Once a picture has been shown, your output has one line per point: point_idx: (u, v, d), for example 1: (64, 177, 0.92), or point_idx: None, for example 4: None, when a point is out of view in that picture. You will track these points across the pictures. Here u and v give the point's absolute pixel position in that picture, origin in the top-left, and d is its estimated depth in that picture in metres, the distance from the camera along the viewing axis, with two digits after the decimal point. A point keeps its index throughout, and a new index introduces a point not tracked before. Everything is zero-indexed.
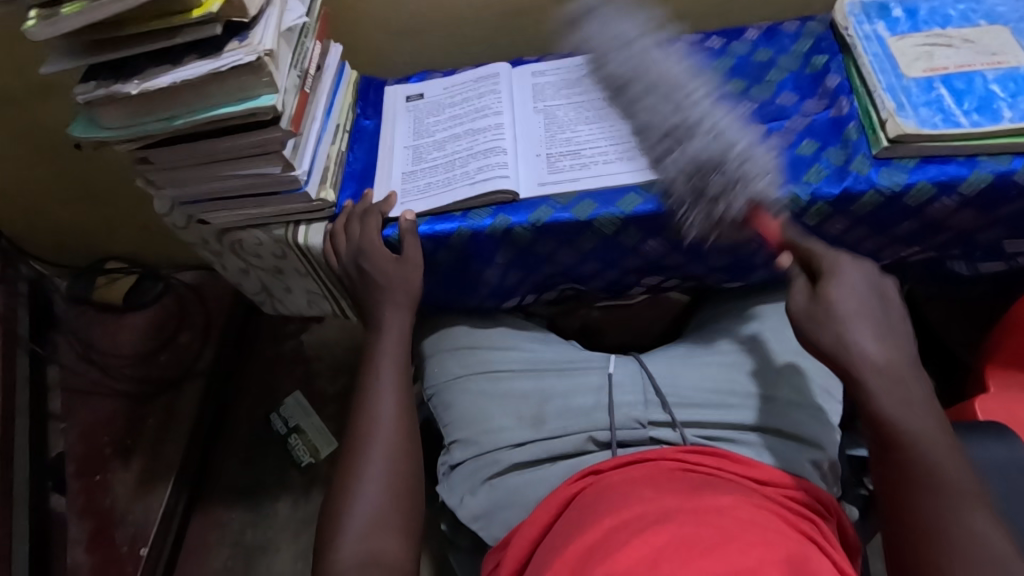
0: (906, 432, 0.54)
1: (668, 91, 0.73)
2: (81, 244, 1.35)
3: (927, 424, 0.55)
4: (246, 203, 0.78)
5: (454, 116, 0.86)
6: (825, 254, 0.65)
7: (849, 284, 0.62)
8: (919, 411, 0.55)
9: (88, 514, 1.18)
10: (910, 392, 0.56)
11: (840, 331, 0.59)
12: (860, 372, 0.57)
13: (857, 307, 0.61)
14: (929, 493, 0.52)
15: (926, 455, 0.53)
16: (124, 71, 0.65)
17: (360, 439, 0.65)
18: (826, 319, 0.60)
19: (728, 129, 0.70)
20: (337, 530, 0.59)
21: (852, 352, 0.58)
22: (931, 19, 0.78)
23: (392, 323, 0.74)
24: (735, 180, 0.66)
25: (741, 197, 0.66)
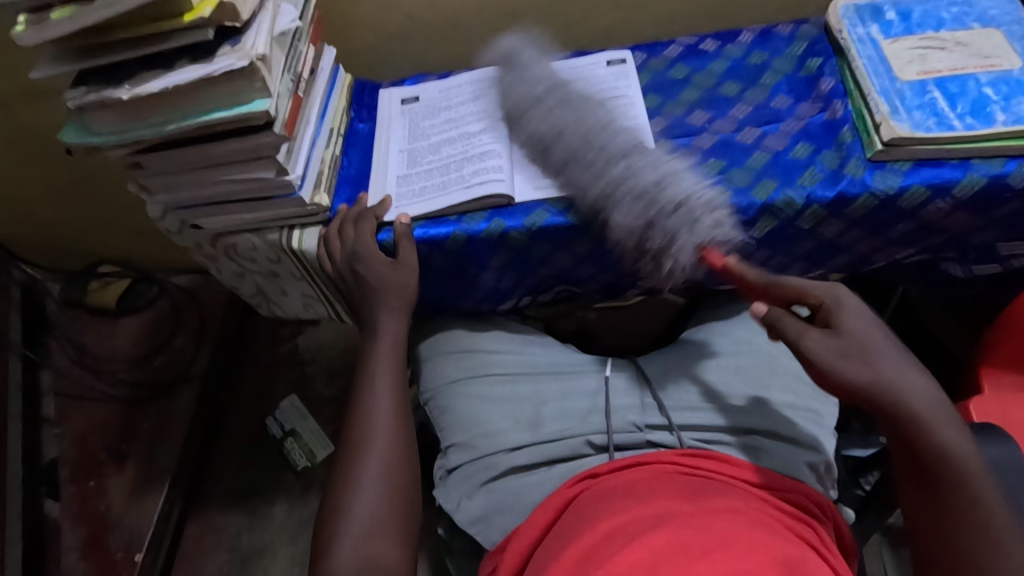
0: (958, 475, 0.52)
1: (591, 136, 0.73)
2: (74, 248, 1.34)
3: (975, 464, 0.53)
4: (240, 208, 0.77)
5: (448, 120, 0.86)
6: (814, 287, 0.63)
7: (857, 321, 0.59)
8: (966, 451, 0.53)
9: (82, 519, 1.17)
10: (956, 431, 0.54)
11: (883, 367, 0.56)
12: (915, 410, 0.54)
13: (883, 345, 0.58)
14: (984, 541, 0.50)
15: (977, 498, 0.51)
16: (115, 76, 0.64)
17: (356, 444, 0.65)
18: (865, 359, 0.57)
19: (651, 176, 0.68)
20: (333, 536, 0.59)
21: (899, 395, 0.55)
22: (924, 22, 0.78)
23: (388, 327, 0.74)
24: (682, 223, 0.66)
25: (681, 252, 0.66)
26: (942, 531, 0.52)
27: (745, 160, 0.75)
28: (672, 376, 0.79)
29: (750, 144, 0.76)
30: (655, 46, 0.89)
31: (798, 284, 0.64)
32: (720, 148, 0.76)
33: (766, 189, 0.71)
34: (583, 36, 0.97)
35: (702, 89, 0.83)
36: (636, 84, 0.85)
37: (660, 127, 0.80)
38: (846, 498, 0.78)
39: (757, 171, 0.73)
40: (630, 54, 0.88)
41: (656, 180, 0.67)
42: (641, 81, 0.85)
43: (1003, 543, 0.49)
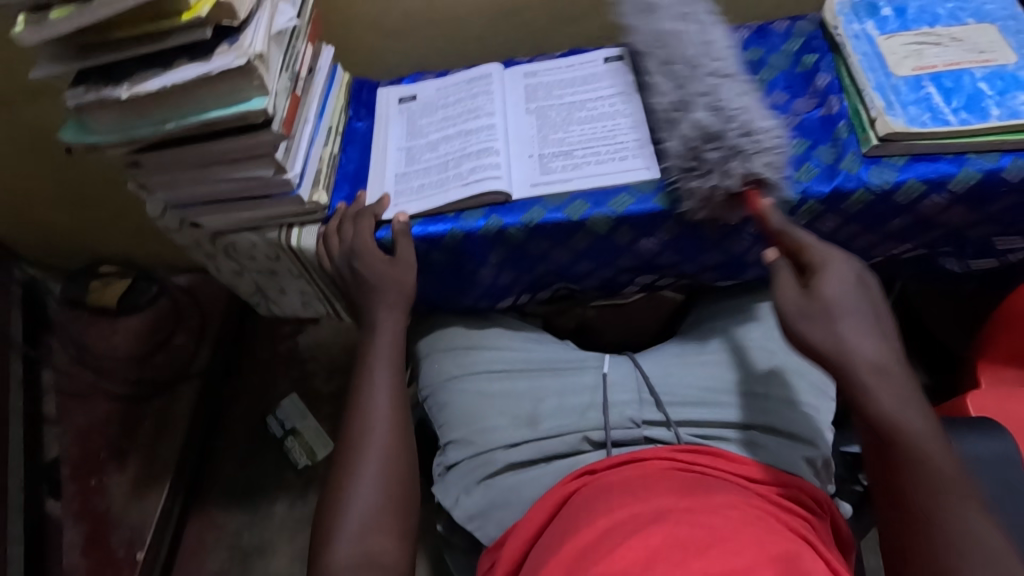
0: (902, 433, 0.54)
1: (688, 63, 0.72)
2: (74, 247, 1.35)
3: (923, 423, 0.54)
4: (239, 206, 0.78)
5: (446, 118, 0.86)
6: (814, 247, 0.63)
7: (837, 284, 0.60)
8: (914, 412, 0.54)
9: (83, 518, 1.17)
10: (903, 391, 0.55)
11: (837, 330, 0.58)
12: (859, 373, 0.56)
13: (844, 306, 0.59)
14: (925, 494, 0.51)
15: (920, 455, 0.53)
16: (114, 75, 0.64)
17: (353, 442, 0.65)
18: (819, 320, 0.59)
19: (734, 100, 0.69)
20: (331, 534, 0.59)
21: (847, 354, 0.57)
22: (920, 17, 0.78)
23: (386, 325, 0.74)
24: (731, 154, 0.66)
25: (740, 170, 0.65)
26: (888, 486, 0.54)
27: None
28: (669, 370, 0.80)
29: None
30: None
31: (805, 240, 0.64)
32: None
33: None
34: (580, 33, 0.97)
35: None
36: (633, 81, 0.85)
37: None
38: (843, 493, 0.78)
39: None
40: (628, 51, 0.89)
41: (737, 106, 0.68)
42: None
43: (942, 499, 0.51)
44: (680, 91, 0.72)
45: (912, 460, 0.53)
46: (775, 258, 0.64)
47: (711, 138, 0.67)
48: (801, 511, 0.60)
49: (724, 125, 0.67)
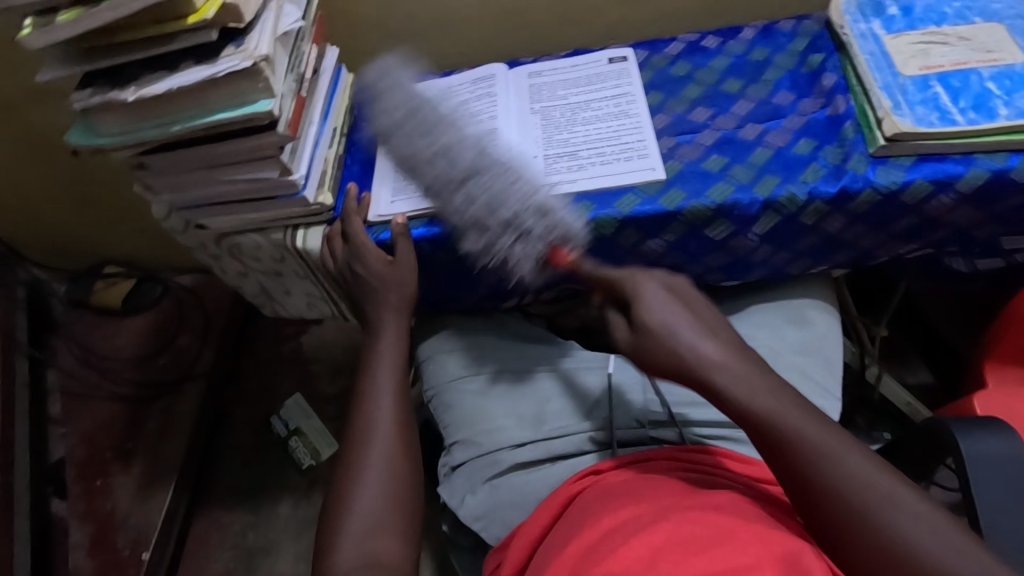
0: (767, 415, 0.51)
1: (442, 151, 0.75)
2: (79, 248, 1.35)
3: (776, 399, 0.51)
4: (244, 208, 0.78)
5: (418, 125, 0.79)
6: (625, 277, 0.63)
7: (659, 299, 0.59)
8: (768, 393, 0.52)
9: (89, 518, 1.18)
10: (750, 372, 0.53)
11: (674, 340, 0.56)
12: (706, 372, 0.54)
13: (671, 313, 0.57)
14: (807, 466, 0.48)
15: (786, 427, 0.50)
16: (120, 78, 0.64)
17: (357, 443, 0.65)
18: (653, 339, 0.56)
19: (501, 182, 0.72)
20: (336, 536, 0.59)
21: (688, 360, 0.55)
22: (926, 17, 0.78)
23: (390, 326, 0.74)
24: (512, 233, 0.69)
25: (524, 263, 0.70)
26: (777, 477, 0.50)
27: (746, 156, 0.75)
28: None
29: (752, 141, 0.76)
30: (657, 43, 0.89)
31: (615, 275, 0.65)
32: (722, 144, 0.76)
33: (768, 185, 0.71)
34: (584, 32, 0.96)
35: (703, 86, 0.83)
36: (638, 81, 0.85)
37: (661, 125, 0.80)
38: None
39: (758, 167, 0.73)
40: (632, 51, 0.88)
41: (499, 193, 0.71)
42: (643, 78, 0.86)
43: (826, 470, 0.48)
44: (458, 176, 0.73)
45: (781, 438, 0.50)
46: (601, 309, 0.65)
47: (513, 216, 0.69)
48: None
49: (525, 196, 0.70)
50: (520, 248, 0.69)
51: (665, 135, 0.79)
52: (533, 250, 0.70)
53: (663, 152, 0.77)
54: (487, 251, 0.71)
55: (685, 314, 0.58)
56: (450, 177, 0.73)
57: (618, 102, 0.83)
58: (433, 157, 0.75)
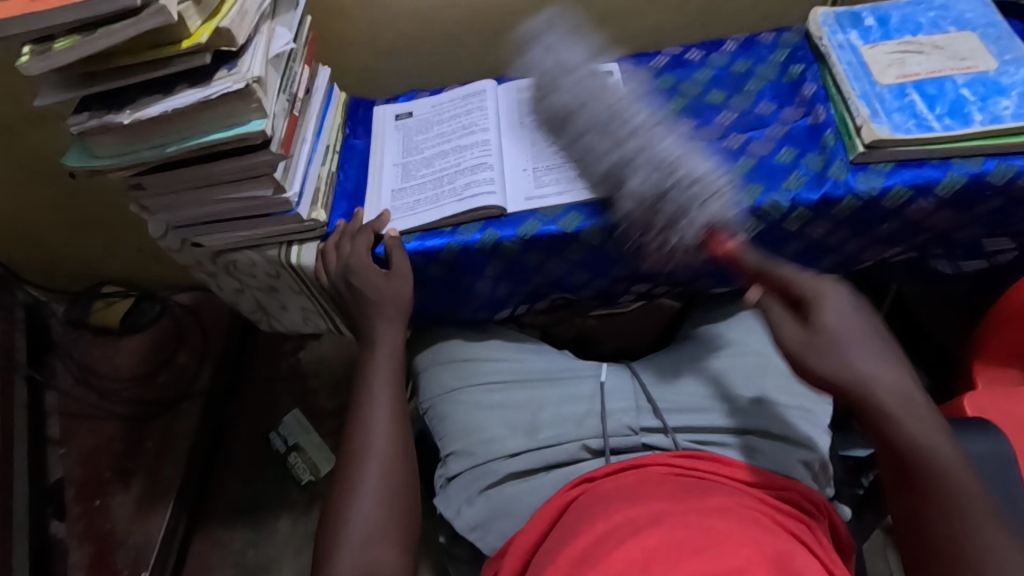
0: (924, 459, 0.53)
1: (605, 115, 0.76)
2: (78, 268, 1.37)
3: (946, 452, 0.53)
4: (238, 225, 0.79)
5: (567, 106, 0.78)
6: (805, 282, 0.65)
7: (838, 311, 0.61)
8: (942, 444, 0.53)
9: (88, 538, 1.18)
10: (926, 416, 0.55)
11: (852, 360, 0.57)
12: (881, 400, 0.55)
13: (849, 334, 0.59)
14: (952, 517, 0.50)
15: (947, 483, 0.51)
16: (116, 102, 0.66)
17: (354, 454, 0.66)
18: (832, 350, 0.58)
19: (666, 151, 0.71)
20: (333, 548, 0.59)
21: (864, 382, 0.56)
22: (902, 26, 0.80)
23: (386, 338, 0.75)
24: (695, 194, 0.68)
25: (691, 227, 0.68)
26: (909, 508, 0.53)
27: (730, 166, 0.76)
28: (749, 347, 0.81)
29: (736, 150, 0.78)
30: (642, 57, 0.91)
31: (792, 278, 0.66)
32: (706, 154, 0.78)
33: (751, 194, 0.73)
34: None
35: (688, 97, 0.85)
36: None
37: None
38: (844, 496, 0.80)
39: (742, 176, 0.75)
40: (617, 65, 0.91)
41: (673, 156, 0.70)
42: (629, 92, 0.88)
43: (967, 524, 0.49)
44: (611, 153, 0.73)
45: (933, 479, 0.52)
46: (758, 297, 0.69)
47: (663, 192, 0.69)
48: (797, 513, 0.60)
49: (676, 174, 0.69)
50: (693, 214, 0.68)
51: None
52: (700, 221, 0.68)
53: None
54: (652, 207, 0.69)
55: (870, 343, 0.59)
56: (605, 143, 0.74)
57: None
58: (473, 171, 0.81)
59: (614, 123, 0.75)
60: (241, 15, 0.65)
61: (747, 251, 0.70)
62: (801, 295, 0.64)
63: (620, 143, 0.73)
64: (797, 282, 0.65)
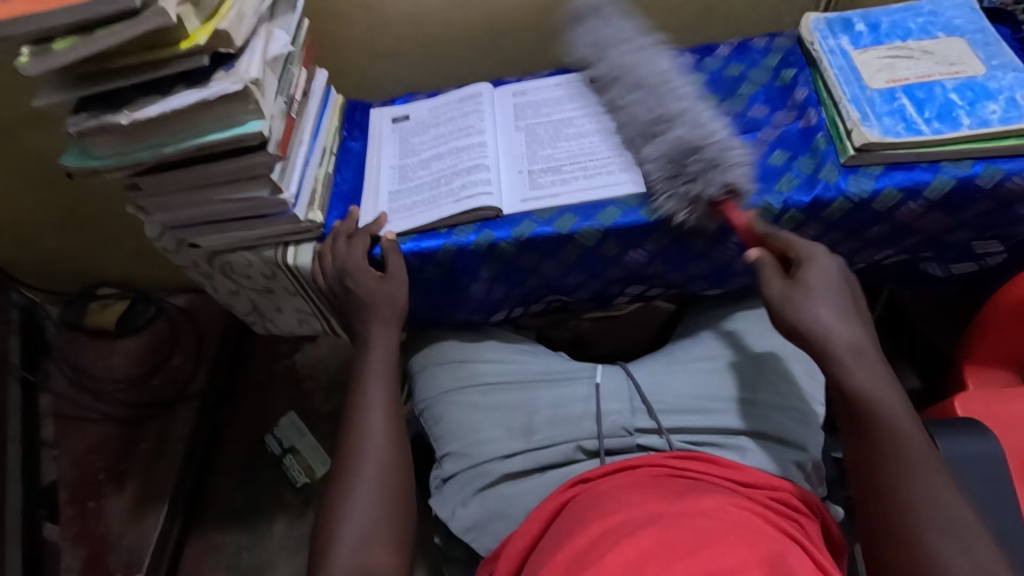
0: (875, 404, 0.57)
1: (659, 95, 0.79)
2: (74, 270, 1.36)
3: (895, 398, 0.58)
4: (235, 226, 0.80)
5: (637, 85, 0.82)
6: (797, 244, 0.67)
7: (820, 273, 0.64)
8: (893, 393, 0.58)
9: (82, 540, 1.18)
10: (878, 369, 0.59)
11: (815, 312, 0.62)
12: (837, 350, 0.60)
13: (824, 290, 0.63)
14: (897, 458, 0.55)
15: (895, 427, 0.56)
16: (114, 102, 0.66)
17: (350, 455, 0.66)
18: (796, 302, 0.63)
19: (704, 123, 0.74)
20: (328, 549, 0.60)
21: (822, 333, 0.61)
22: (892, 32, 0.81)
23: (382, 339, 0.76)
24: (718, 160, 0.70)
25: (710, 183, 0.69)
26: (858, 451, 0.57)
27: None
28: (742, 345, 0.82)
29: None
30: None
31: (786, 240, 0.68)
32: None
33: None
34: (567, 50, 1.00)
35: None
36: None
37: None
38: (836, 496, 0.80)
39: None
40: None
41: (709, 125, 0.73)
42: None
43: (908, 463, 0.54)
44: (652, 117, 0.77)
45: (879, 424, 0.56)
46: (758, 257, 0.67)
47: (684, 151, 0.72)
48: (790, 512, 0.61)
49: (701, 138, 0.72)
50: (714, 174, 0.69)
51: None
52: (722, 181, 0.69)
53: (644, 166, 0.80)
54: (677, 164, 0.72)
55: (836, 299, 0.63)
56: (648, 121, 0.78)
57: (600, 119, 0.86)
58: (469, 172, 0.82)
59: (655, 102, 0.78)
60: (239, 17, 0.66)
61: (757, 221, 0.70)
62: (792, 255, 0.66)
63: (654, 112, 0.77)
64: (789, 244, 0.68)
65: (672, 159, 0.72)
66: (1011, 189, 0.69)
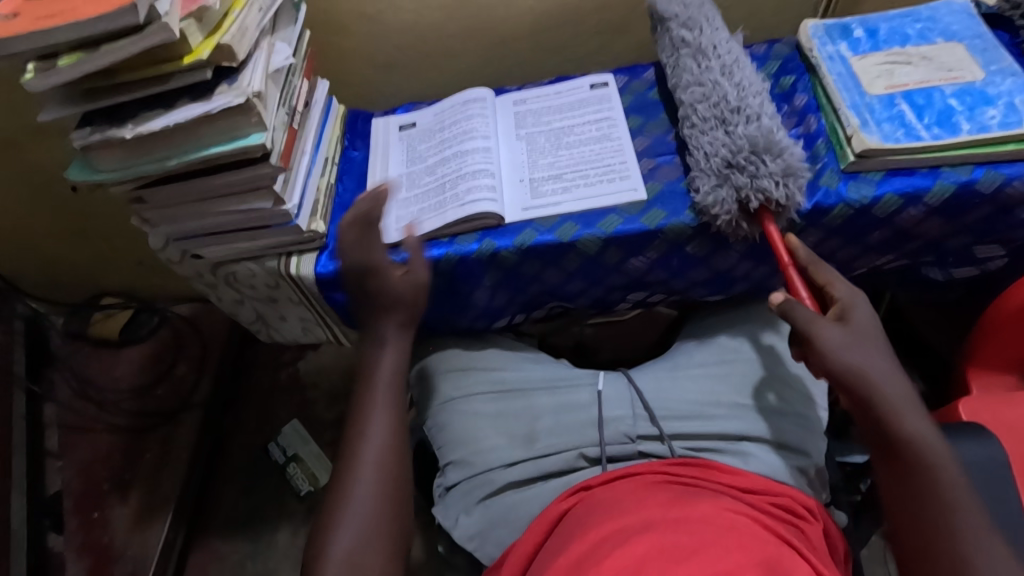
0: (923, 458, 0.55)
1: (745, 86, 0.77)
2: (77, 280, 1.37)
3: (942, 450, 0.56)
4: (239, 237, 0.80)
5: (724, 67, 0.79)
6: (839, 286, 0.65)
7: (866, 320, 0.62)
8: (939, 445, 0.56)
9: (87, 551, 1.18)
10: (925, 419, 0.57)
11: (864, 358, 0.59)
12: (886, 401, 0.57)
13: (873, 338, 0.61)
14: (944, 513, 0.53)
15: (942, 481, 0.54)
16: (118, 116, 0.67)
17: (351, 455, 0.66)
18: (842, 344, 0.60)
19: (783, 132, 0.74)
20: (324, 550, 0.60)
21: (871, 381, 0.58)
22: (891, 38, 0.82)
23: (393, 338, 0.75)
24: (792, 172, 0.70)
25: (780, 187, 0.69)
26: (907, 508, 0.55)
27: None
28: (742, 351, 0.82)
29: None
30: (636, 69, 0.92)
31: (828, 280, 0.66)
32: None
33: None
34: (567, 58, 1.01)
35: None
36: (618, 105, 0.88)
37: (642, 146, 0.83)
38: (840, 502, 0.80)
39: None
40: (612, 77, 0.92)
41: (788, 136, 0.73)
42: (624, 103, 0.89)
43: (955, 518, 0.53)
44: (738, 104, 0.75)
45: (931, 482, 0.54)
46: (781, 302, 0.65)
47: (767, 147, 0.71)
48: (791, 517, 0.61)
49: (783, 142, 0.71)
50: (786, 182, 0.69)
51: (645, 156, 0.82)
52: (788, 192, 0.69)
53: (645, 173, 0.80)
54: (747, 156, 0.71)
55: (878, 344, 0.61)
56: (733, 102, 0.75)
57: (600, 126, 0.86)
58: (472, 178, 0.82)
59: (743, 90, 0.76)
60: (242, 31, 0.66)
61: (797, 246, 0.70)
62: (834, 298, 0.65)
63: (738, 100, 0.75)
64: (831, 286, 0.66)
65: (753, 150, 0.71)
66: (1011, 194, 0.69)
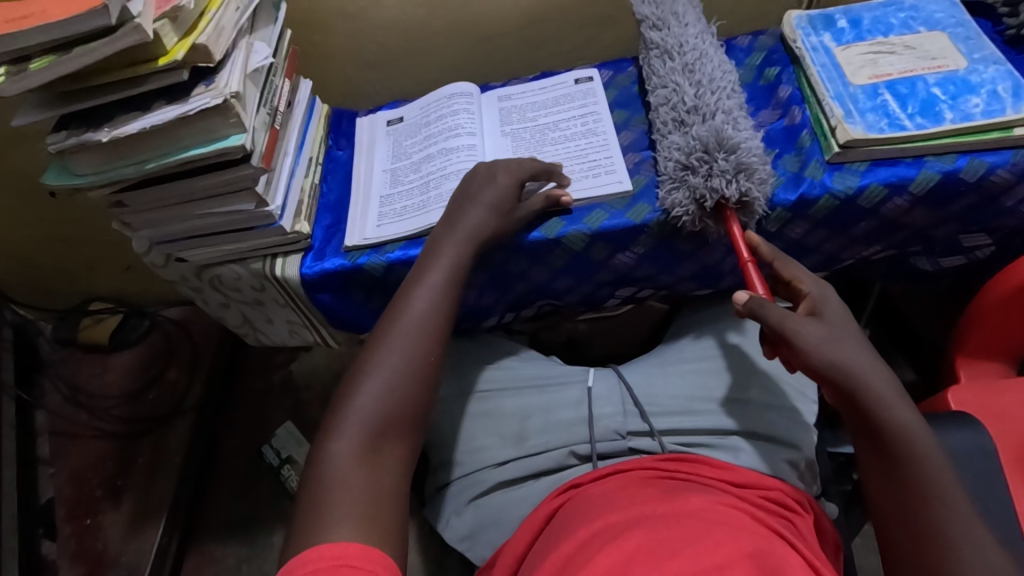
0: (911, 454, 0.55)
1: (706, 82, 0.76)
2: (64, 286, 1.35)
3: (930, 445, 0.56)
4: (222, 239, 0.79)
5: (687, 65, 0.78)
6: (808, 280, 0.65)
7: (840, 314, 0.62)
8: (927, 439, 0.56)
9: (80, 558, 1.17)
10: (909, 412, 0.57)
11: (845, 356, 0.58)
12: (872, 398, 0.57)
13: (850, 331, 0.60)
14: (937, 509, 0.53)
15: (931, 477, 0.54)
16: (95, 120, 0.66)
17: (378, 344, 0.61)
18: (825, 342, 0.59)
19: (743, 127, 0.72)
20: (338, 420, 0.55)
21: (856, 376, 0.57)
22: (874, 28, 0.82)
23: (449, 247, 0.68)
24: (745, 167, 0.69)
25: (731, 186, 0.68)
26: (891, 495, 0.56)
27: None
28: (733, 345, 0.81)
29: None
30: (621, 63, 0.92)
31: (796, 274, 0.66)
32: None
33: None
34: (552, 54, 1.00)
35: None
36: (604, 100, 0.88)
37: (627, 140, 0.83)
38: (831, 494, 0.79)
39: None
40: (597, 71, 0.91)
41: (746, 131, 0.72)
42: (609, 97, 0.88)
43: (947, 514, 0.53)
44: (694, 104, 0.74)
45: (916, 474, 0.54)
46: (746, 301, 0.64)
47: (719, 147, 0.70)
48: (783, 511, 0.61)
49: (737, 138, 0.70)
50: (737, 180, 0.68)
51: (630, 151, 0.82)
52: (740, 189, 0.68)
53: (629, 167, 0.80)
54: (700, 156, 0.70)
55: (857, 338, 0.60)
56: (689, 103, 0.75)
57: (586, 121, 0.86)
58: (454, 175, 0.81)
59: (702, 88, 0.75)
60: (218, 31, 0.66)
61: (761, 245, 0.69)
62: (805, 292, 0.64)
63: (696, 99, 0.75)
64: (800, 281, 0.65)
65: (706, 151, 0.70)
66: (994, 182, 0.69)
